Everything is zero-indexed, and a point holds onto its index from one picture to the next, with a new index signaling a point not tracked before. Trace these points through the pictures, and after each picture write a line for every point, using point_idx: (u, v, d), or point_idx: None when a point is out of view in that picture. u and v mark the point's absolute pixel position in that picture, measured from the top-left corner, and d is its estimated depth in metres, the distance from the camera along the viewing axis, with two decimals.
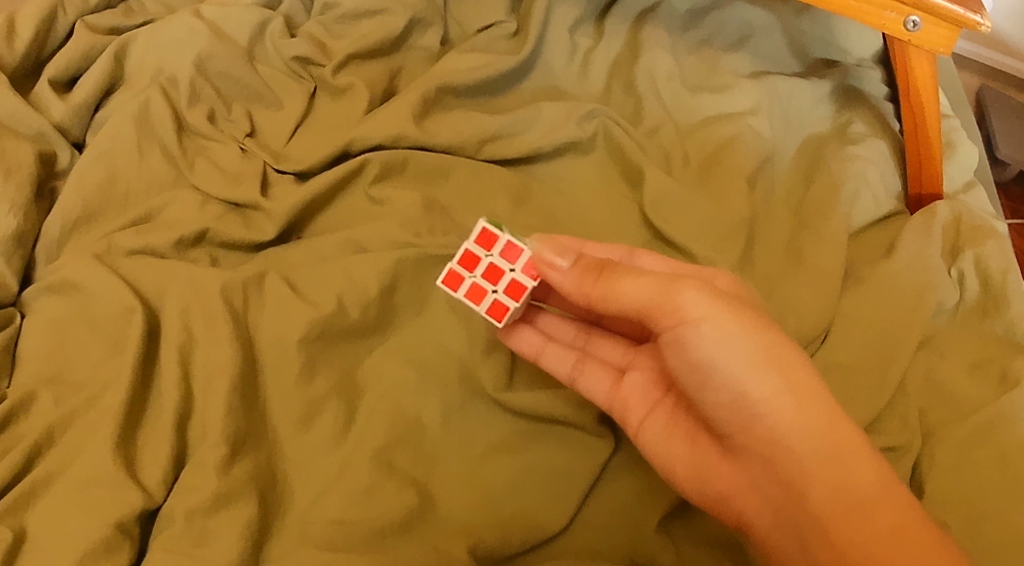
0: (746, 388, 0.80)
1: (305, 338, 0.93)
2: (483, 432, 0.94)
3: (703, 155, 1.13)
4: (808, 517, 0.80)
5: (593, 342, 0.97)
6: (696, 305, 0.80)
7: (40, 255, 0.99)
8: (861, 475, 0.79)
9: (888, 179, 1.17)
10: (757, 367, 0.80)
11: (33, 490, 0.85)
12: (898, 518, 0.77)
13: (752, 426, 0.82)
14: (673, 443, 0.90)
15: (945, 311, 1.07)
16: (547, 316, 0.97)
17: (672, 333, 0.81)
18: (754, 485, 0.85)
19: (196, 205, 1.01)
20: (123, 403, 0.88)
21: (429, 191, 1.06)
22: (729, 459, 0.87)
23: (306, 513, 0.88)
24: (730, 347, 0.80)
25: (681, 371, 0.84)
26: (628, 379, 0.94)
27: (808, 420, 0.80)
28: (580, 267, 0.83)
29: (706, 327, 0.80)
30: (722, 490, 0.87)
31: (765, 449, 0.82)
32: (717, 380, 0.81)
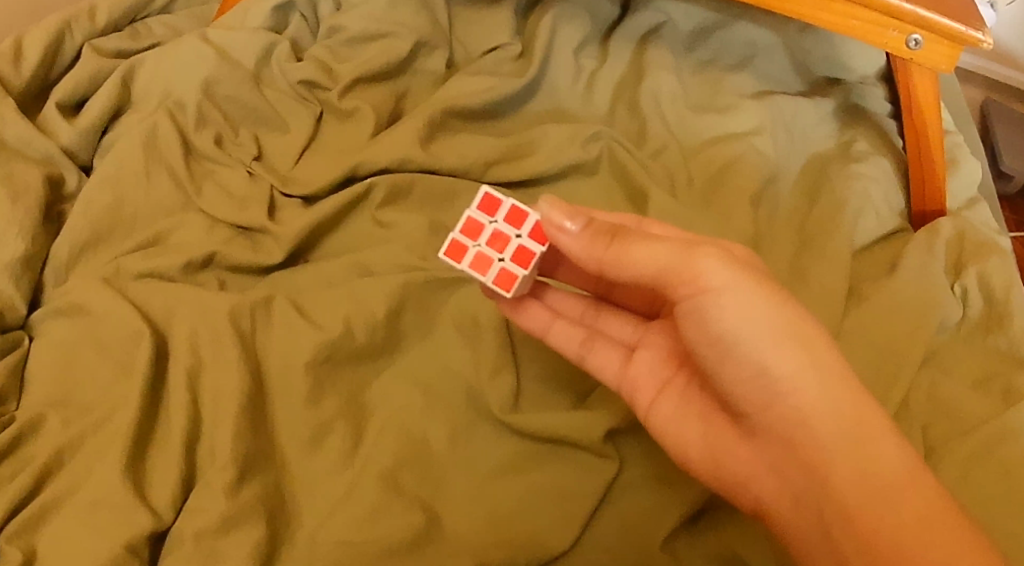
0: (767, 363, 0.80)
1: (313, 361, 0.93)
2: (491, 452, 0.94)
3: (705, 177, 1.13)
4: (828, 501, 0.78)
5: (602, 317, 0.97)
6: (714, 272, 0.80)
7: (48, 278, 1.00)
8: (885, 458, 0.77)
9: (892, 198, 1.18)
10: (777, 340, 0.80)
11: (44, 510, 0.86)
12: (926, 505, 0.75)
13: (772, 404, 0.81)
14: (687, 424, 0.89)
15: (948, 327, 1.09)
16: (553, 293, 0.97)
17: (691, 302, 0.81)
18: (773, 469, 0.84)
19: (204, 228, 1.02)
20: (131, 427, 0.89)
21: (435, 214, 1.06)
22: (748, 442, 0.86)
23: (314, 534, 0.88)
24: (750, 319, 0.80)
25: (700, 345, 0.83)
26: (639, 359, 0.94)
27: (830, 398, 0.79)
28: (591, 232, 0.81)
29: (724, 295, 0.79)
30: (740, 472, 0.86)
31: (785, 429, 0.81)
32: (737, 353, 0.81)
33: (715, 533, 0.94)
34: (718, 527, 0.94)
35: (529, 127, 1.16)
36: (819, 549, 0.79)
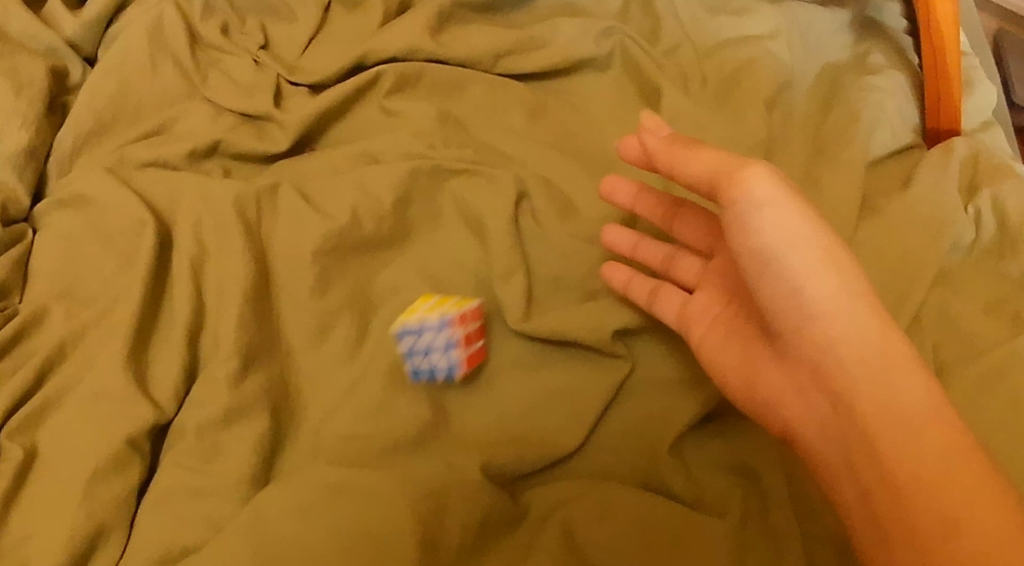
0: (805, 286, 0.78)
1: (319, 251, 0.92)
2: (499, 348, 0.93)
3: (721, 76, 1.13)
4: (855, 434, 0.77)
5: (675, 261, 0.94)
6: (760, 184, 0.78)
7: (52, 170, 1.00)
8: (914, 396, 0.76)
9: (905, 111, 1.15)
10: (820, 261, 0.78)
11: (45, 407, 0.85)
12: (948, 441, 0.74)
13: (810, 331, 0.80)
14: (727, 351, 0.88)
15: (959, 249, 1.06)
16: (630, 233, 0.95)
17: (734, 213, 0.79)
18: (802, 391, 0.82)
19: (209, 116, 1.02)
20: (134, 316, 0.87)
21: (445, 103, 1.06)
22: (782, 370, 0.84)
23: (318, 428, 0.87)
24: (792, 235, 0.78)
25: (740, 260, 0.81)
26: (698, 299, 0.91)
27: (861, 331, 0.78)
28: (668, 137, 0.85)
29: (768, 208, 0.78)
30: (770, 397, 0.84)
31: (816, 351, 0.80)
32: (776, 272, 0.79)
33: (725, 437, 0.92)
34: (728, 432, 0.92)
35: (539, 21, 1.15)
36: (842, 480, 0.78)
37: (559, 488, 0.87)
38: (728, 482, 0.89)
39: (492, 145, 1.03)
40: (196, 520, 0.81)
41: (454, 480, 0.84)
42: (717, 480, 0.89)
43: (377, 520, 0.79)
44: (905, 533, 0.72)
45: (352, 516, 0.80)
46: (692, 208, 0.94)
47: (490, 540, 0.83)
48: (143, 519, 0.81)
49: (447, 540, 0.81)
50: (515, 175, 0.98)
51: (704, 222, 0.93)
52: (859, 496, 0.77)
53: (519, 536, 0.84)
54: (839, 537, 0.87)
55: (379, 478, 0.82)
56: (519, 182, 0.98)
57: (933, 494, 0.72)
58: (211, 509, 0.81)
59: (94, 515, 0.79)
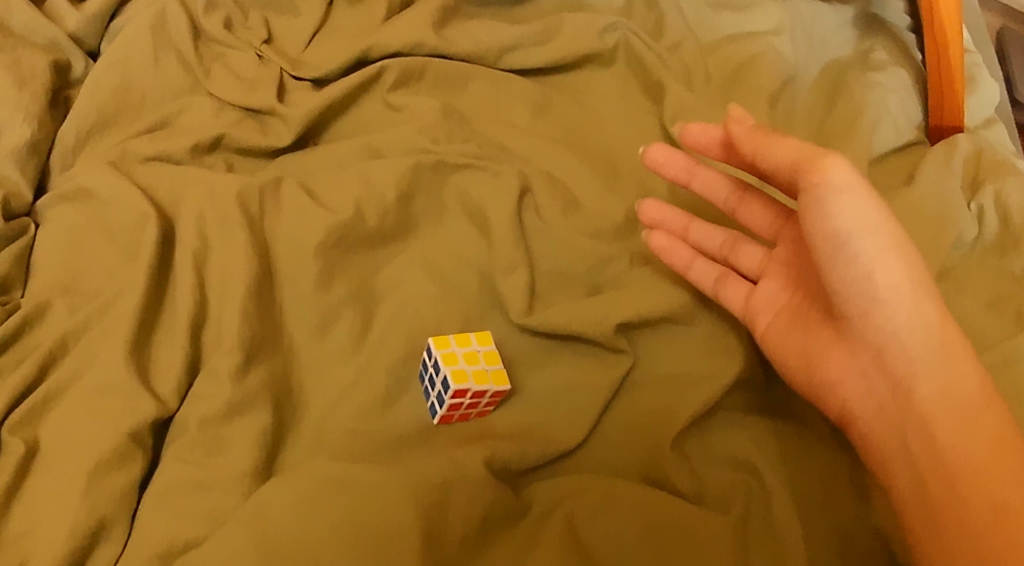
0: (874, 270, 0.84)
1: (323, 244, 0.92)
2: (503, 342, 0.93)
3: (725, 71, 1.13)
4: (912, 411, 0.84)
5: (736, 248, 0.97)
6: (843, 173, 0.84)
7: (54, 164, 1.00)
8: (964, 381, 0.83)
9: (909, 108, 1.15)
10: (890, 250, 0.84)
11: (47, 401, 0.85)
12: (994, 424, 0.81)
13: (873, 314, 0.86)
14: (789, 334, 0.92)
15: (964, 244, 1.06)
16: (689, 218, 0.98)
17: (812, 199, 0.85)
18: (862, 373, 0.88)
19: (212, 110, 1.02)
20: (137, 310, 0.87)
21: (448, 97, 1.06)
22: (842, 350, 0.89)
23: (321, 422, 0.87)
24: (867, 222, 0.84)
25: (813, 244, 0.86)
26: (763, 288, 0.94)
27: (921, 318, 0.85)
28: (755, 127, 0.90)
29: (850, 197, 0.84)
30: (830, 375, 0.89)
31: (880, 334, 0.86)
32: (849, 255, 0.84)
33: (726, 432, 0.92)
34: (729, 426, 0.92)
35: (543, 16, 1.15)
36: (897, 455, 0.84)
37: (564, 483, 0.87)
38: (731, 477, 0.89)
39: (496, 140, 1.03)
40: (199, 513, 0.81)
41: (459, 475, 0.83)
42: (718, 474, 0.89)
43: (381, 514, 0.79)
44: (956, 507, 0.79)
45: (355, 508, 0.80)
46: (757, 195, 0.98)
47: (493, 533, 0.83)
48: (145, 512, 0.81)
49: (450, 532, 0.81)
50: (519, 170, 0.98)
51: (768, 209, 0.97)
52: (911, 472, 0.83)
53: (521, 530, 0.84)
54: (835, 532, 0.88)
55: (382, 473, 0.82)
56: (523, 178, 0.98)
57: (982, 474, 0.80)
58: (214, 501, 0.81)
59: (96, 508, 0.79)
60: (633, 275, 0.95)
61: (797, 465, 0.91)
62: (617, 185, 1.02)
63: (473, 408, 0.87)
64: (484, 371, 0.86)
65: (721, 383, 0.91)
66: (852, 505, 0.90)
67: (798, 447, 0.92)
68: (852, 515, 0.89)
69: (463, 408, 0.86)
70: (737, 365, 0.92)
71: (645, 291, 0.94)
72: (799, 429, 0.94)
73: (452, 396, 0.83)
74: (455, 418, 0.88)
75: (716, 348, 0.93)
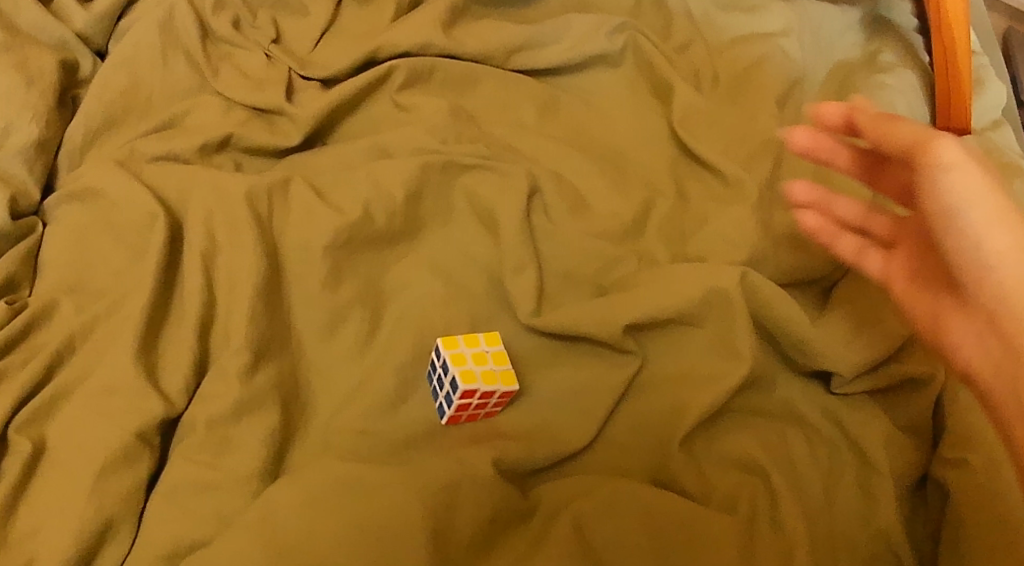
0: (981, 240, 0.80)
1: (331, 245, 0.92)
2: (511, 343, 0.93)
3: (733, 72, 1.13)
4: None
5: (872, 215, 0.96)
6: (950, 149, 0.80)
7: (63, 163, 1.00)
8: None
9: (916, 110, 1.15)
10: (998, 215, 0.80)
11: (54, 401, 0.85)
12: None
13: (982, 283, 0.81)
14: (917, 300, 0.90)
15: None
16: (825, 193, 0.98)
17: (927, 172, 0.82)
18: (984, 342, 0.84)
19: (220, 110, 1.02)
20: (145, 310, 0.87)
21: (456, 98, 1.06)
22: (965, 323, 0.86)
23: (328, 422, 0.87)
24: (976, 190, 0.79)
25: (929, 218, 0.83)
26: (896, 256, 0.94)
27: None
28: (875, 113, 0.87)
29: (958, 174, 0.80)
30: (970, 354, 0.85)
31: (992, 301, 0.80)
32: (965, 228, 0.81)
33: (732, 435, 0.92)
34: (734, 430, 0.93)
35: (551, 16, 1.15)
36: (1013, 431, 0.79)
37: (571, 483, 0.87)
38: (737, 480, 0.90)
39: (504, 141, 1.03)
40: (206, 514, 0.81)
41: (466, 475, 0.83)
42: (725, 477, 0.90)
43: (388, 513, 0.79)
44: None
45: (362, 508, 0.79)
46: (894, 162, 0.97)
47: (500, 533, 0.83)
48: (152, 512, 0.81)
49: (457, 533, 0.81)
50: (528, 170, 0.98)
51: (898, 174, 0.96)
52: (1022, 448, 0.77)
53: (528, 529, 0.84)
54: (838, 536, 0.89)
55: (388, 473, 0.82)
56: (531, 178, 0.98)
57: None
58: (221, 501, 0.81)
59: (103, 508, 0.79)
60: (640, 275, 0.95)
61: (802, 468, 0.91)
62: (626, 185, 1.02)
63: (481, 409, 0.87)
64: (493, 371, 0.86)
65: (728, 385, 0.90)
66: (857, 508, 0.90)
67: (804, 450, 0.92)
68: (857, 518, 0.90)
69: (471, 409, 0.86)
70: (746, 365, 0.91)
71: (654, 290, 0.93)
72: (805, 433, 0.94)
73: (461, 396, 0.84)
74: (463, 419, 0.88)
75: (725, 349, 0.93)
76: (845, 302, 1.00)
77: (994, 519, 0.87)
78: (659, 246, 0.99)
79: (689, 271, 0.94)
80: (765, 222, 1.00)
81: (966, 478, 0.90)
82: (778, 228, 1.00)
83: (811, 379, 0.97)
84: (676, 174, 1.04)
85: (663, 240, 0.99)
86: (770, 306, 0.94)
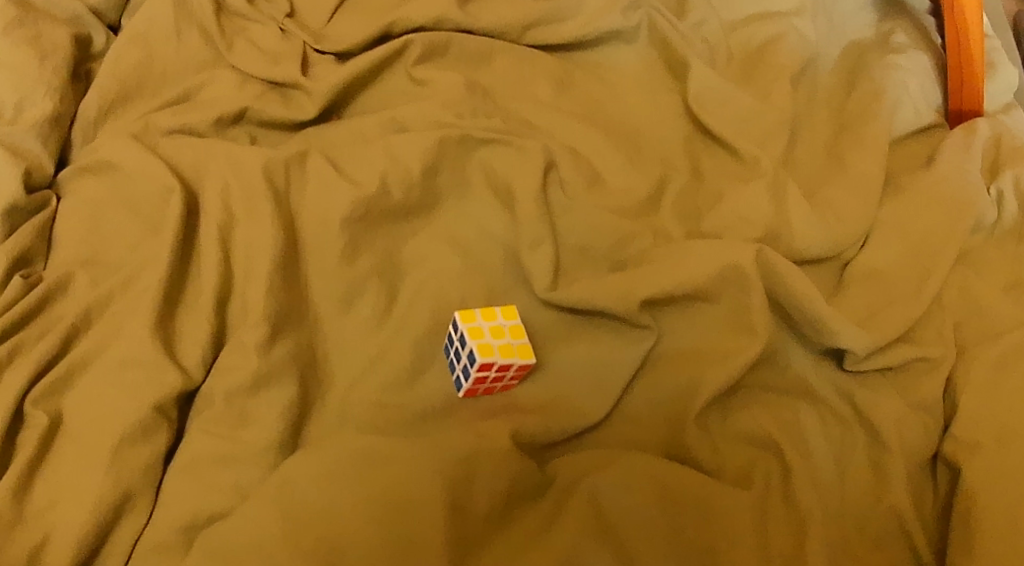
0: None
1: (348, 219, 0.91)
2: (528, 318, 0.93)
3: (747, 51, 1.14)
4: None
5: None
6: None
7: (77, 136, 1.00)
8: None
9: (929, 93, 1.15)
10: None
11: (70, 374, 0.84)
12: None
13: None
14: None
15: (982, 228, 1.05)
16: None
17: None
18: None
19: (235, 84, 1.02)
20: (162, 282, 0.87)
21: (472, 72, 1.07)
22: None
23: (346, 395, 0.87)
24: None
25: None
26: None
27: None
28: None
29: None
30: None
31: None
32: None
33: (746, 410, 0.93)
34: (749, 405, 0.93)
35: None
36: None
37: (588, 456, 0.87)
38: (750, 454, 0.90)
39: (520, 115, 1.03)
40: (224, 485, 0.81)
41: (483, 449, 0.83)
42: (738, 451, 0.90)
43: (406, 484, 0.79)
44: None
45: (381, 480, 0.80)
46: None
47: (515, 508, 0.83)
48: (170, 484, 0.81)
49: (475, 506, 0.81)
50: (544, 145, 0.98)
51: None
52: None
53: (543, 504, 0.84)
54: (851, 513, 0.89)
55: (406, 445, 0.82)
56: (548, 153, 0.97)
57: None
58: (239, 475, 0.81)
59: (121, 480, 0.79)
60: (657, 252, 0.95)
61: (816, 445, 0.91)
62: (641, 161, 1.02)
63: (498, 382, 0.87)
64: (510, 345, 0.86)
65: (744, 361, 0.90)
66: (871, 488, 0.90)
67: (819, 426, 0.93)
68: (871, 497, 0.90)
69: (488, 382, 0.87)
70: (761, 342, 0.91)
71: (670, 264, 0.93)
72: (819, 409, 0.94)
73: (478, 369, 0.84)
74: (479, 393, 0.88)
75: (740, 324, 0.93)
76: (860, 282, 1.00)
77: (1007, 503, 0.86)
78: (674, 223, 0.99)
79: (704, 246, 0.94)
80: (780, 200, 0.99)
81: (979, 460, 0.90)
82: (794, 204, 0.99)
83: (824, 357, 0.97)
84: (689, 151, 1.05)
85: (677, 217, 1.00)
86: (786, 283, 0.93)
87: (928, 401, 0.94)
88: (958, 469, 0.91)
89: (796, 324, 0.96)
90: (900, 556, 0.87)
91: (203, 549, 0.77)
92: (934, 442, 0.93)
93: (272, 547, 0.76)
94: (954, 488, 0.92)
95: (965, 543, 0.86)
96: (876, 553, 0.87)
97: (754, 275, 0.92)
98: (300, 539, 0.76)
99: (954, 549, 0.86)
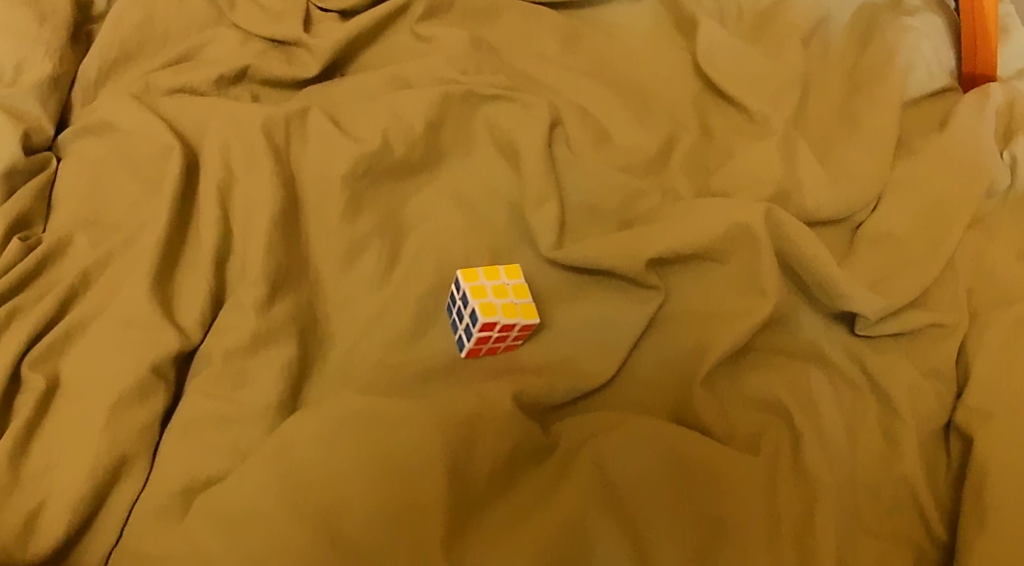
0: None
1: (349, 176, 0.90)
2: (533, 277, 0.92)
3: (757, 10, 1.12)
4: None
5: None
6: None
7: (77, 97, 0.98)
8: None
9: (943, 56, 1.13)
10: None
11: (68, 336, 0.83)
12: None
13: None
14: None
15: (996, 193, 1.03)
16: None
17: None
18: None
19: (238, 42, 1.01)
20: (160, 242, 0.86)
21: (475, 30, 1.07)
22: None
23: (347, 355, 0.86)
24: None
25: None
26: None
27: None
28: None
29: None
30: None
31: None
32: None
33: (756, 373, 0.91)
34: (758, 367, 0.92)
35: None
36: None
37: (592, 417, 0.86)
38: (759, 419, 0.89)
39: (525, 71, 1.03)
40: (223, 447, 0.80)
41: (486, 410, 0.82)
42: (745, 415, 0.89)
43: (406, 445, 0.78)
44: None
45: (380, 442, 0.78)
46: None
47: (518, 472, 0.82)
48: (168, 446, 0.80)
49: (476, 467, 0.79)
50: (550, 103, 0.97)
51: None
52: None
53: (548, 468, 0.83)
54: (860, 479, 0.87)
55: (407, 407, 0.80)
56: (553, 111, 0.97)
57: None
58: (238, 436, 0.80)
59: (118, 443, 0.78)
60: (666, 210, 0.94)
61: (826, 407, 0.90)
62: (648, 120, 1.01)
63: (501, 342, 0.86)
64: (513, 305, 0.84)
65: (751, 323, 0.89)
66: (881, 455, 0.88)
67: (828, 390, 0.91)
68: (881, 466, 0.87)
69: (491, 342, 0.85)
70: (770, 304, 0.90)
71: (678, 224, 0.91)
72: (829, 373, 0.92)
73: (481, 329, 0.82)
74: (483, 352, 0.87)
75: (748, 285, 0.92)
76: (871, 244, 0.98)
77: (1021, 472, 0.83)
78: (681, 181, 0.98)
79: (713, 204, 0.92)
80: (790, 158, 0.98)
81: (992, 428, 0.87)
82: (804, 163, 0.98)
83: (836, 320, 0.95)
84: (698, 109, 1.04)
85: (685, 175, 0.98)
86: (797, 244, 0.91)
87: (939, 367, 0.92)
88: (971, 439, 0.88)
89: (808, 287, 0.94)
90: (909, 528, 0.86)
91: (200, 513, 0.75)
92: (946, 410, 0.91)
93: (269, 510, 0.74)
94: (966, 456, 0.89)
95: (978, 513, 0.83)
96: (885, 522, 0.85)
97: (763, 236, 0.90)
98: (298, 501, 0.75)
99: (966, 521, 0.83)
